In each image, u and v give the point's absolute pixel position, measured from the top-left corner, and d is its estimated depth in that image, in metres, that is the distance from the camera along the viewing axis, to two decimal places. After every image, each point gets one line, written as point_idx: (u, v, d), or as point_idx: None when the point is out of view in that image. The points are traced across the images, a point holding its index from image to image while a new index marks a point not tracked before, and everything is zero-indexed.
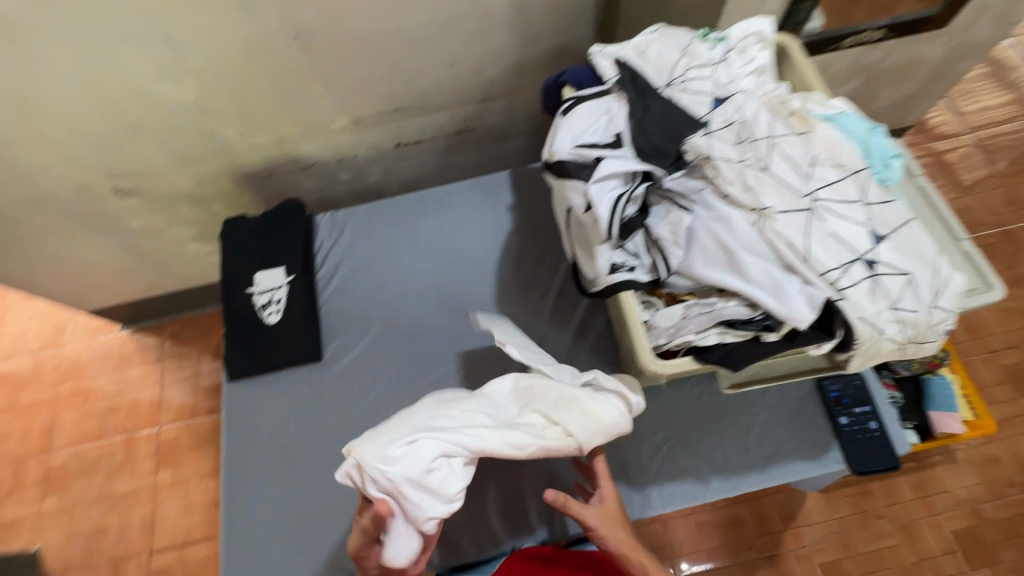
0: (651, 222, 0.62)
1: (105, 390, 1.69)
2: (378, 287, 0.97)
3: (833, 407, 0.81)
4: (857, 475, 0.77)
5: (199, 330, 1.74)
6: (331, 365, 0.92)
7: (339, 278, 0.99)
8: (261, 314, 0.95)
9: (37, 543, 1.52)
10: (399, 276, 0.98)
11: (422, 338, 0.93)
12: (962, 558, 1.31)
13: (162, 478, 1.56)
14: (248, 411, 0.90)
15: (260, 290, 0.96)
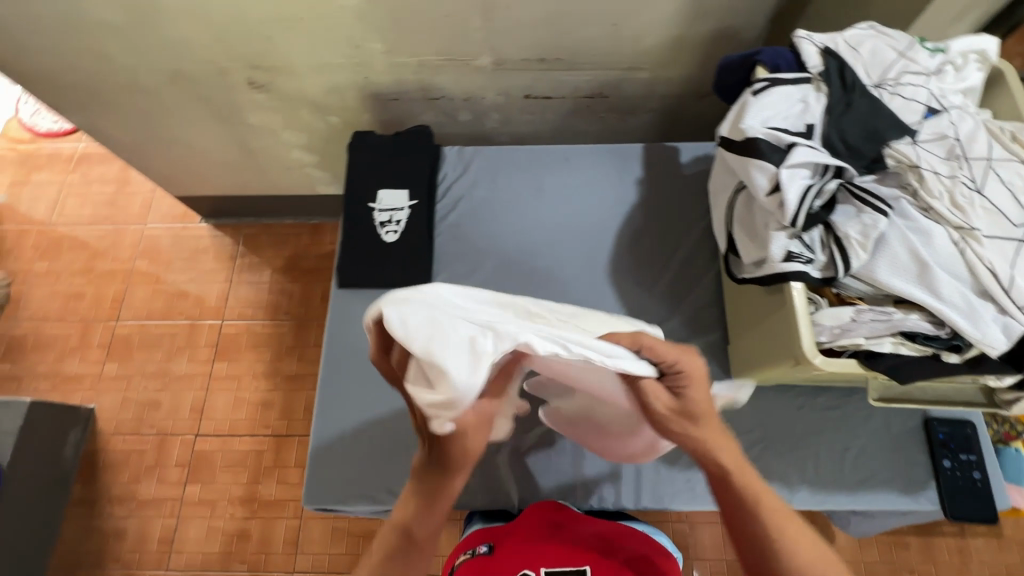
0: (834, 220, 0.62)
1: (178, 275, 1.75)
2: (497, 230, 0.98)
3: (937, 448, 0.80)
4: (952, 519, 0.78)
5: (274, 238, 1.77)
6: None
7: (458, 213, 1.00)
8: (378, 231, 0.96)
9: (94, 402, 1.60)
10: (518, 224, 0.99)
11: (529, 289, 0.94)
12: None
13: (218, 369, 1.62)
14: (351, 321, 0.93)
15: (382, 207, 0.97)
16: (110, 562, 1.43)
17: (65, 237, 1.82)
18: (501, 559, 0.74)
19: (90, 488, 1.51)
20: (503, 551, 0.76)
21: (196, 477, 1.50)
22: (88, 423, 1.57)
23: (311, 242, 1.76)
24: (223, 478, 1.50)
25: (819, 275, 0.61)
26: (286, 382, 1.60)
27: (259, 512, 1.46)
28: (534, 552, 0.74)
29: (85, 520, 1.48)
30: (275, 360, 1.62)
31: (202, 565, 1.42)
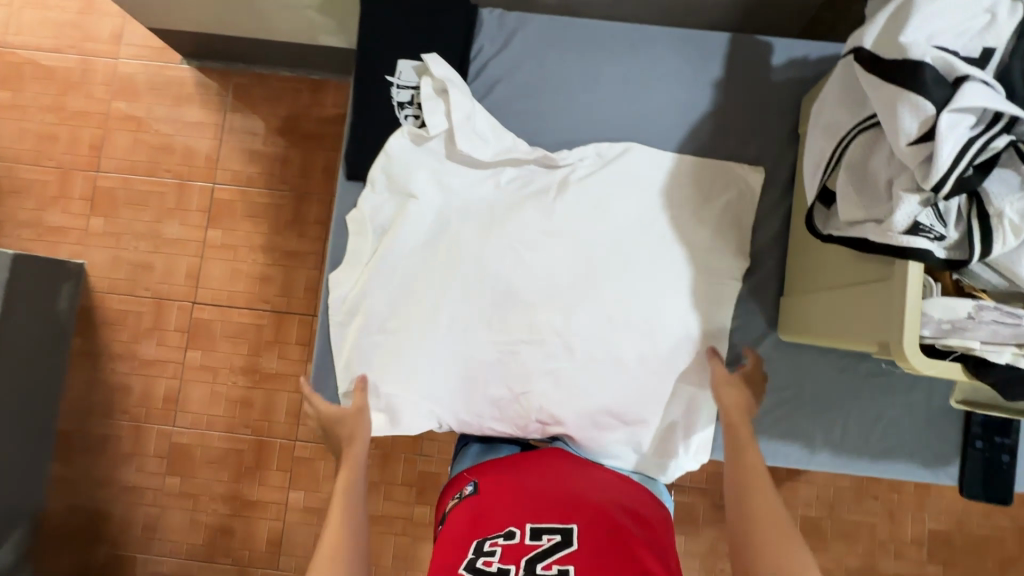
0: (989, 193, 0.65)
1: (161, 124, 1.56)
2: (534, 122, 1.02)
3: (973, 433, 0.94)
4: (966, 494, 0.93)
5: (270, 93, 1.55)
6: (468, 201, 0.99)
7: (496, 99, 1.02)
8: (397, 110, 1.00)
9: (83, 256, 1.52)
10: (556, 119, 1.02)
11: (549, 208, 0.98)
12: (924, 550, 1.43)
13: (212, 237, 1.52)
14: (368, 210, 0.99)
15: (400, 85, 1.00)
16: (118, 413, 1.48)
17: (25, 63, 1.57)
18: (486, 505, 0.75)
19: (91, 342, 1.50)
20: (488, 495, 0.77)
21: (196, 343, 1.49)
22: (79, 278, 1.51)
23: (311, 102, 1.55)
24: (225, 347, 1.49)
25: (945, 253, 0.66)
26: (286, 258, 1.51)
27: (261, 382, 1.48)
28: (519, 501, 0.73)
29: (89, 372, 1.49)
30: (273, 233, 1.52)
31: (207, 425, 1.47)
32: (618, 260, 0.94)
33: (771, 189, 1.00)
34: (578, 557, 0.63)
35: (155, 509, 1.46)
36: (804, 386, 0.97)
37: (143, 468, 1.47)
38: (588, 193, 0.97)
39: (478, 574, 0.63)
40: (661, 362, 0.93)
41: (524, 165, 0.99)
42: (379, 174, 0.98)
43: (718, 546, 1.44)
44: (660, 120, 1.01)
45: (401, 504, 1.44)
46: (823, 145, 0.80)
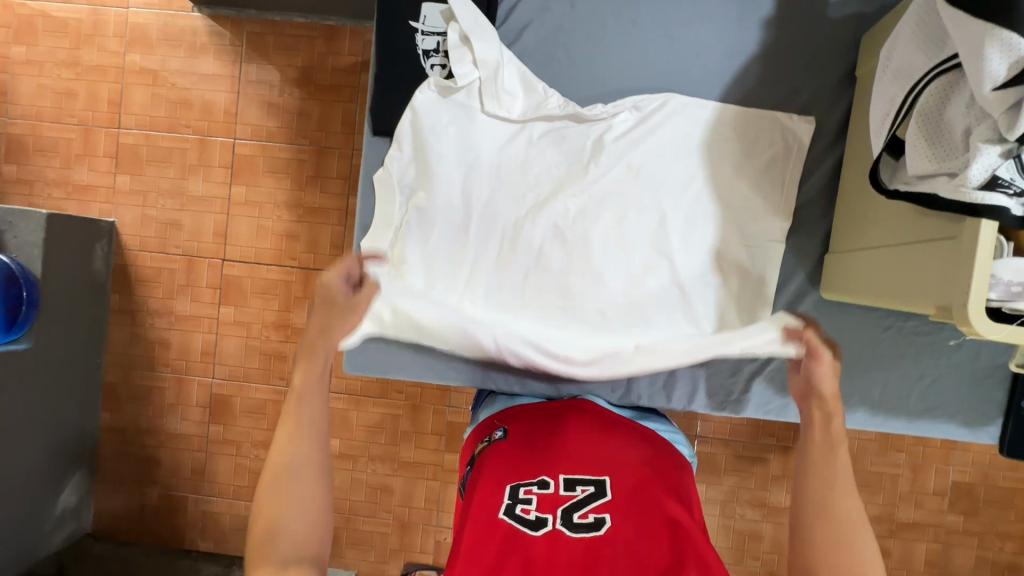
0: None
1: (177, 77, 1.52)
2: (567, 69, 0.96)
3: (1018, 392, 0.93)
4: (1005, 453, 0.94)
5: (285, 42, 1.50)
6: (492, 153, 0.96)
7: (525, 46, 0.96)
8: (423, 60, 0.95)
9: (113, 215, 1.54)
10: (591, 65, 0.96)
11: (576, 157, 0.95)
12: (947, 500, 1.44)
13: (236, 194, 1.52)
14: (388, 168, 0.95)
15: (425, 32, 0.94)
16: (159, 365, 1.55)
17: (37, 16, 1.53)
18: (518, 452, 0.80)
19: (128, 299, 1.54)
20: (517, 444, 0.82)
21: (229, 299, 1.53)
22: (112, 237, 1.53)
23: (328, 50, 1.49)
24: (256, 303, 1.52)
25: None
26: (310, 214, 1.51)
27: (292, 337, 1.52)
28: (549, 452, 0.79)
29: (128, 327, 1.55)
30: (296, 189, 1.51)
31: (244, 377, 1.53)
32: (656, 218, 0.93)
33: (820, 138, 0.94)
34: (612, 508, 0.70)
35: (202, 455, 1.55)
36: (844, 346, 0.95)
37: (188, 418, 1.55)
38: (622, 153, 0.94)
39: (519, 521, 0.70)
40: (689, 320, 0.94)
41: (555, 121, 0.95)
42: (407, 130, 0.95)
43: (738, 494, 1.47)
44: (702, 63, 0.94)
45: (431, 452, 1.50)
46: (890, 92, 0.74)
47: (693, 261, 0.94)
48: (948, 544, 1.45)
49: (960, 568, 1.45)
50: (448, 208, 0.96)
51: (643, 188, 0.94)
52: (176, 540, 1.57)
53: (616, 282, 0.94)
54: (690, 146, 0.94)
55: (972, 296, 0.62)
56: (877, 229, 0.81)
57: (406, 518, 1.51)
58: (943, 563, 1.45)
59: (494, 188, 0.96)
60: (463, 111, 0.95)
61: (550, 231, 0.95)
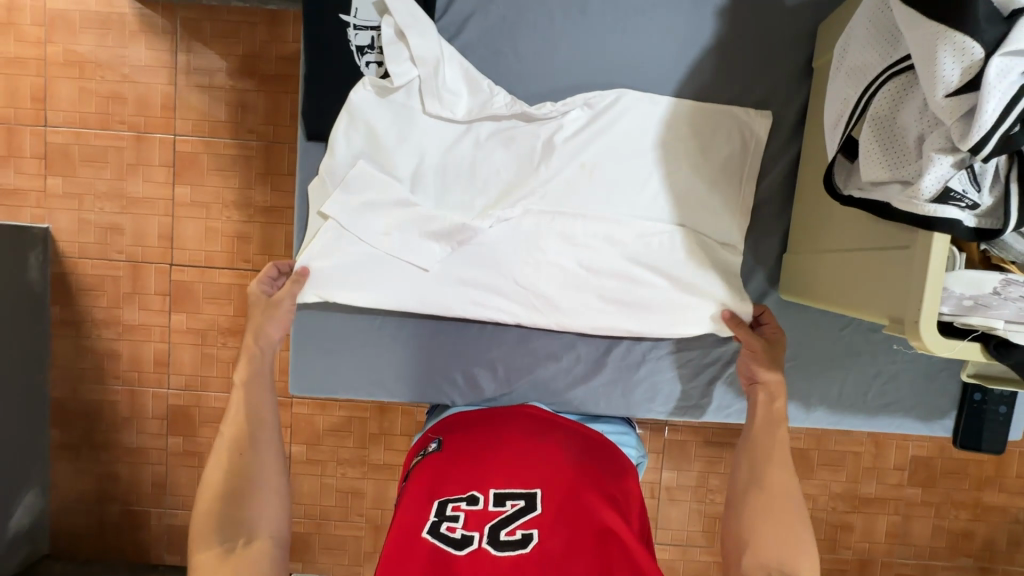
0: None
1: (107, 68, 1.41)
2: (513, 65, 0.91)
3: (970, 384, 0.94)
4: (957, 445, 0.96)
5: (222, 29, 1.39)
6: (438, 155, 0.93)
7: (466, 42, 0.91)
8: (357, 57, 0.89)
9: (46, 221, 1.43)
10: (537, 59, 0.91)
11: (526, 157, 0.92)
12: (906, 474, 1.49)
13: (180, 194, 1.43)
14: (326, 173, 0.90)
15: (357, 26, 0.88)
16: (110, 378, 1.47)
17: None
18: (449, 465, 0.77)
19: (70, 310, 1.45)
20: (449, 456, 0.79)
21: (180, 306, 1.45)
22: (47, 244, 1.43)
23: (270, 37, 1.39)
24: (209, 309, 1.45)
25: (975, 222, 0.61)
26: (262, 214, 1.43)
27: None
28: (480, 462, 0.76)
29: (73, 340, 1.46)
30: (245, 188, 1.43)
31: (202, 387, 1.47)
32: (608, 219, 0.92)
33: (779, 130, 0.92)
34: (541, 523, 0.69)
35: (162, 467, 1.49)
36: (805, 341, 0.94)
37: (145, 431, 1.48)
38: (573, 153, 0.91)
39: (443, 540, 0.67)
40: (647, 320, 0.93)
41: (503, 120, 0.92)
42: (343, 133, 0.90)
43: (709, 478, 1.49)
44: (656, 54, 0.90)
45: (402, 453, 1.48)
46: (846, 92, 0.72)
47: (648, 262, 0.92)
48: (908, 516, 1.50)
49: (919, 537, 1.51)
50: (395, 213, 0.91)
51: (594, 189, 0.92)
52: (142, 555, 1.52)
53: (566, 288, 0.93)
54: (642, 144, 0.91)
55: (924, 311, 0.61)
56: (837, 233, 0.79)
57: (380, 520, 1.49)
58: (903, 534, 1.51)
59: (443, 192, 0.93)
60: (405, 112, 0.91)
61: (503, 235, 0.92)
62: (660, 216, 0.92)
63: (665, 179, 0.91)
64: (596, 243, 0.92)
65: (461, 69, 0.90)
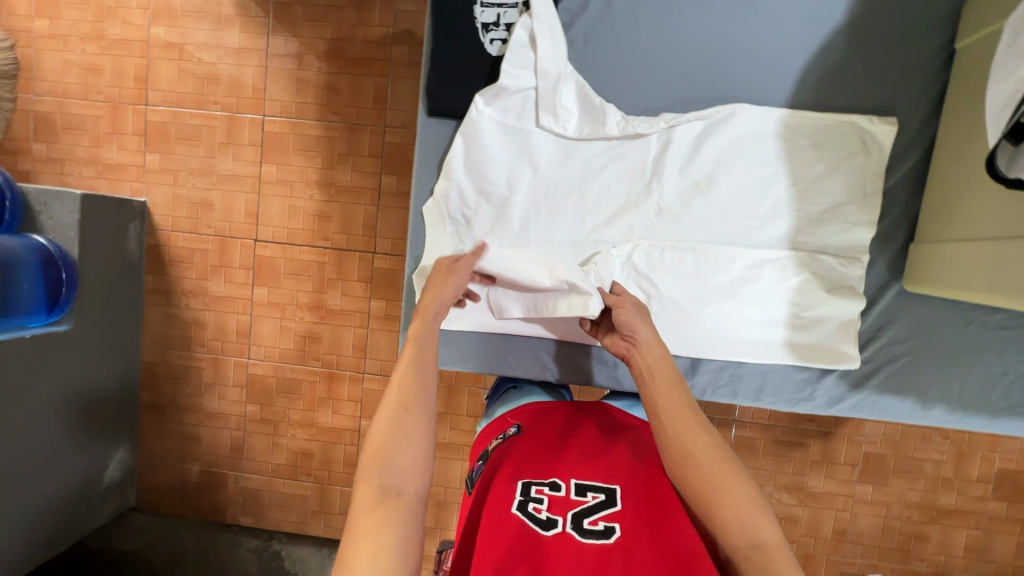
0: None
1: (204, 51, 1.47)
2: (633, 40, 0.92)
3: None
4: None
5: (311, 13, 1.44)
6: (550, 172, 0.96)
7: (592, 16, 0.92)
8: (482, 36, 0.91)
9: (144, 195, 1.52)
10: (660, 38, 0.92)
11: (637, 176, 0.94)
12: (990, 488, 1.42)
13: (267, 172, 1.49)
14: (446, 197, 0.96)
15: (485, 6, 0.90)
16: (195, 346, 1.55)
17: None
18: (531, 451, 0.81)
19: (162, 279, 1.54)
20: (529, 445, 0.83)
21: (262, 280, 1.52)
22: (144, 217, 1.52)
23: (358, 20, 1.43)
24: (289, 284, 1.51)
25: None
26: (342, 193, 1.48)
27: (327, 318, 1.51)
28: (559, 455, 0.80)
29: (163, 307, 1.55)
30: (328, 168, 1.47)
31: (280, 358, 1.53)
32: (719, 234, 0.94)
33: (907, 118, 0.91)
34: (622, 517, 0.70)
35: (240, 433, 1.57)
36: (923, 338, 0.93)
37: (225, 397, 1.56)
38: (683, 171, 0.93)
39: (530, 519, 0.70)
40: (761, 333, 0.95)
41: (611, 141, 0.94)
42: (458, 153, 0.94)
43: (776, 477, 1.46)
44: (784, 37, 0.90)
45: (466, 433, 1.50)
46: (1005, 67, 0.69)
47: (762, 274, 0.94)
48: (990, 531, 1.43)
49: (1000, 554, 1.43)
50: (512, 225, 0.97)
51: (706, 204, 0.94)
52: (218, 515, 1.61)
53: (680, 301, 0.96)
54: (756, 164, 0.92)
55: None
56: (981, 221, 0.79)
57: (442, 496, 1.53)
58: (983, 550, 1.43)
59: (558, 208, 0.96)
60: (517, 131, 0.94)
61: (616, 253, 0.95)
62: (775, 237, 0.93)
63: (781, 192, 0.92)
64: (711, 258, 0.94)
65: (563, 79, 0.91)
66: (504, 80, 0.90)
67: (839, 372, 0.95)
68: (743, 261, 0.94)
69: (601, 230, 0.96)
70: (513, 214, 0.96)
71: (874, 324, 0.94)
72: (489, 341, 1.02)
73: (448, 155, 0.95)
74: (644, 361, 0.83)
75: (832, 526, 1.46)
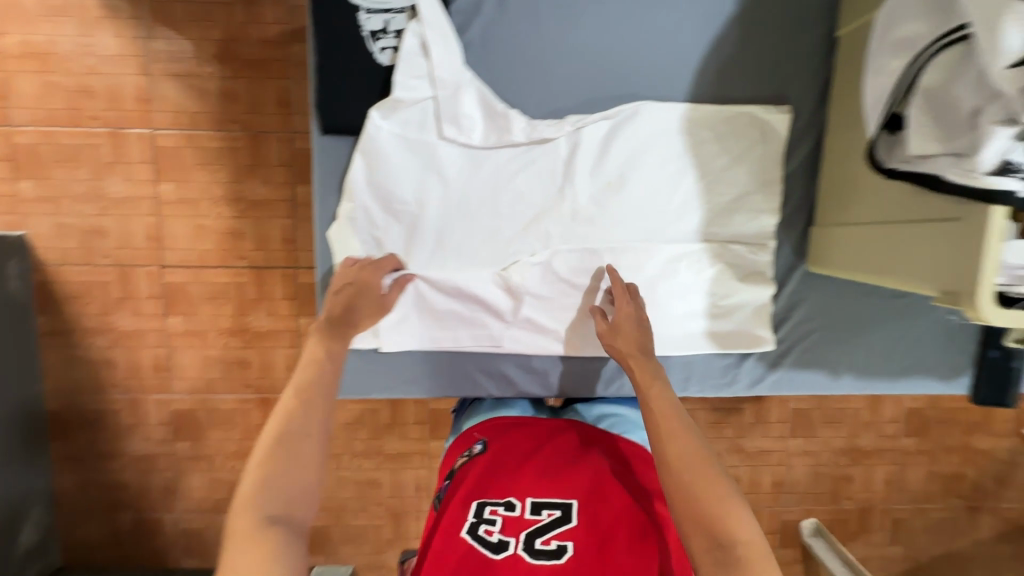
0: None
1: (71, 60, 1.31)
2: (530, 42, 0.91)
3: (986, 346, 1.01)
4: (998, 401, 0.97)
5: (194, 12, 1.31)
6: (462, 183, 0.94)
7: (486, 21, 0.91)
8: (369, 45, 0.89)
9: (22, 228, 1.35)
10: (558, 37, 0.91)
11: (548, 182, 0.94)
12: (901, 426, 1.56)
13: (165, 192, 1.36)
14: (355, 214, 0.94)
15: (370, 13, 0.88)
16: (108, 387, 1.42)
17: None
18: (491, 470, 0.84)
19: (58, 319, 1.39)
20: (489, 463, 0.85)
21: (175, 309, 1.40)
22: (25, 253, 1.36)
23: (248, 18, 1.31)
24: (206, 310, 1.41)
25: None
26: (253, 208, 1.38)
27: (254, 341, 1.42)
28: (518, 473, 0.83)
29: (64, 350, 1.40)
30: (234, 182, 1.37)
31: (206, 389, 1.43)
32: (634, 233, 0.95)
33: (802, 102, 0.94)
34: (575, 535, 0.73)
35: (172, 473, 1.46)
36: (831, 315, 1.00)
37: (149, 438, 1.44)
38: (592, 173, 0.94)
39: (481, 542, 0.73)
40: (684, 326, 0.98)
41: (518, 147, 0.93)
42: (361, 172, 0.93)
43: (717, 442, 1.54)
44: (677, 32, 0.91)
45: (416, 441, 1.47)
46: (877, 61, 0.77)
47: (680, 268, 0.96)
48: (904, 464, 1.58)
49: (914, 483, 1.59)
50: (428, 241, 0.96)
51: (619, 203, 0.94)
52: (160, 561, 1.51)
53: (603, 302, 0.97)
54: (663, 160, 0.93)
55: (983, 285, 0.66)
56: (872, 206, 0.84)
57: (399, 507, 1.50)
58: (900, 481, 1.58)
59: (473, 219, 0.95)
60: (421, 144, 0.93)
61: (535, 261, 0.96)
62: (687, 231, 0.95)
63: (689, 185, 0.94)
64: (629, 257, 0.95)
65: (461, 87, 0.90)
66: (398, 93, 0.90)
67: (758, 354, 1.00)
68: (659, 257, 0.96)
69: (518, 239, 0.96)
70: (428, 230, 0.95)
71: (789, 306, 1.00)
72: (430, 363, 1.01)
73: (351, 171, 0.93)
74: (634, 359, 0.87)
75: (770, 480, 1.56)
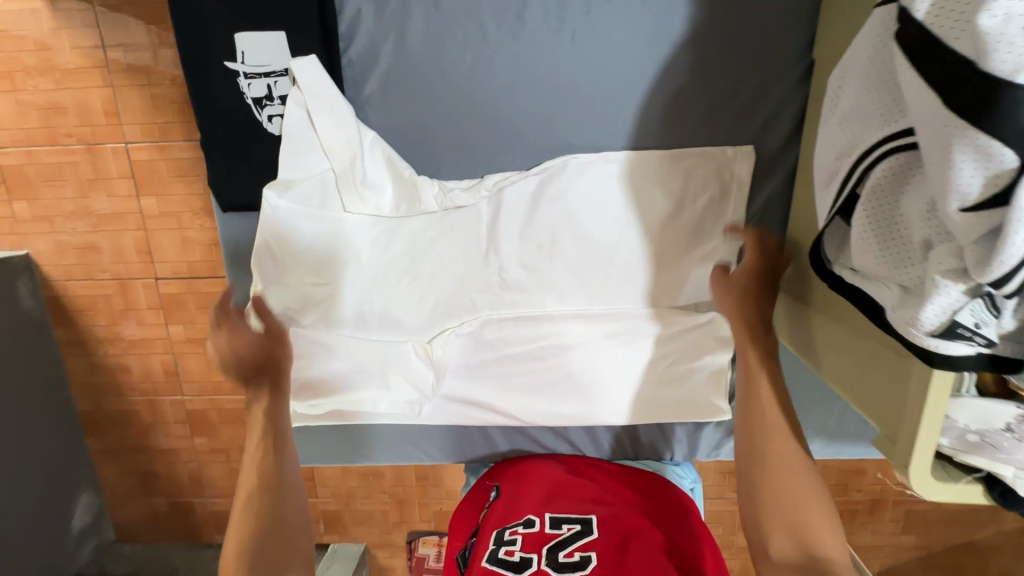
0: None
1: (37, 78, 1.28)
2: (423, 101, 1.01)
3: None
4: None
5: (146, 12, 1.23)
6: (382, 253, 1.05)
7: (384, 71, 1.00)
8: (254, 112, 0.98)
9: (25, 246, 1.41)
10: (445, 97, 1.00)
11: (458, 241, 1.05)
12: None
13: (147, 206, 1.37)
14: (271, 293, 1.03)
15: (249, 82, 0.96)
16: (126, 390, 1.52)
17: None
18: (507, 504, 0.97)
19: (72, 330, 1.47)
20: (505, 501, 0.98)
21: (175, 318, 1.45)
22: (32, 270, 1.42)
23: None
24: (203, 318, 1.45)
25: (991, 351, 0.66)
26: None
27: None
28: (534, 503, 0.96)
29: (82, 358, 1.50)
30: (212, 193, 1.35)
31: (214, 391, 1.51)
32: (541, 284, 1.06)
33: None
34: (598, 544, 0.84)
35: (195, 464, 1.59)
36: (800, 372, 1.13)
37: (170, 434, 1.56)
38: (498, 230, 1.04)
39: (503, 560, 0.83)
40: (598, 370, 1.09)
41: (428, 213, 1.04)
42: (265, 248, 1.00)
43: None
44: (561, 80, 0.98)
45: None
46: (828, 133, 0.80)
47: (586, 318, 1.07)
48: None
49: None
50: (354, 309, 1.06)
51: (529, 258, 1.05)
52: (197, 536, 1.68)
53: (515, 344, 1.09)
54: (558, 215, 1.03)
55: (918, 450, 0.73)
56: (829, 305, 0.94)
57: (402, 495, 1.58)
58: None
59: (393, 288, 1.06)
60: (329, 219, 1.01)
61: (455, 316, 1.08)
62: (592, 285, 1.06)
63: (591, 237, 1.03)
64: (537, 305, 1.07)
65: (356, 169, 1.00)
66: (283, 172, 0.99)
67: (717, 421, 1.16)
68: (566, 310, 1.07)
69: (434, 299, 1.07)
70: (349, 299, 1.06)
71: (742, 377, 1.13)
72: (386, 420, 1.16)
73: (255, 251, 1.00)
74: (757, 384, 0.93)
75: None
